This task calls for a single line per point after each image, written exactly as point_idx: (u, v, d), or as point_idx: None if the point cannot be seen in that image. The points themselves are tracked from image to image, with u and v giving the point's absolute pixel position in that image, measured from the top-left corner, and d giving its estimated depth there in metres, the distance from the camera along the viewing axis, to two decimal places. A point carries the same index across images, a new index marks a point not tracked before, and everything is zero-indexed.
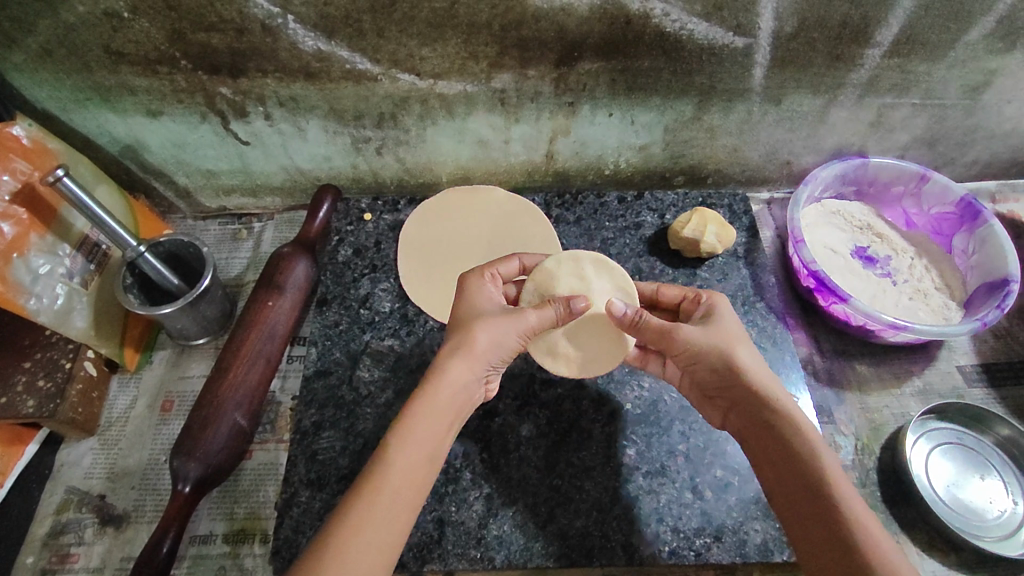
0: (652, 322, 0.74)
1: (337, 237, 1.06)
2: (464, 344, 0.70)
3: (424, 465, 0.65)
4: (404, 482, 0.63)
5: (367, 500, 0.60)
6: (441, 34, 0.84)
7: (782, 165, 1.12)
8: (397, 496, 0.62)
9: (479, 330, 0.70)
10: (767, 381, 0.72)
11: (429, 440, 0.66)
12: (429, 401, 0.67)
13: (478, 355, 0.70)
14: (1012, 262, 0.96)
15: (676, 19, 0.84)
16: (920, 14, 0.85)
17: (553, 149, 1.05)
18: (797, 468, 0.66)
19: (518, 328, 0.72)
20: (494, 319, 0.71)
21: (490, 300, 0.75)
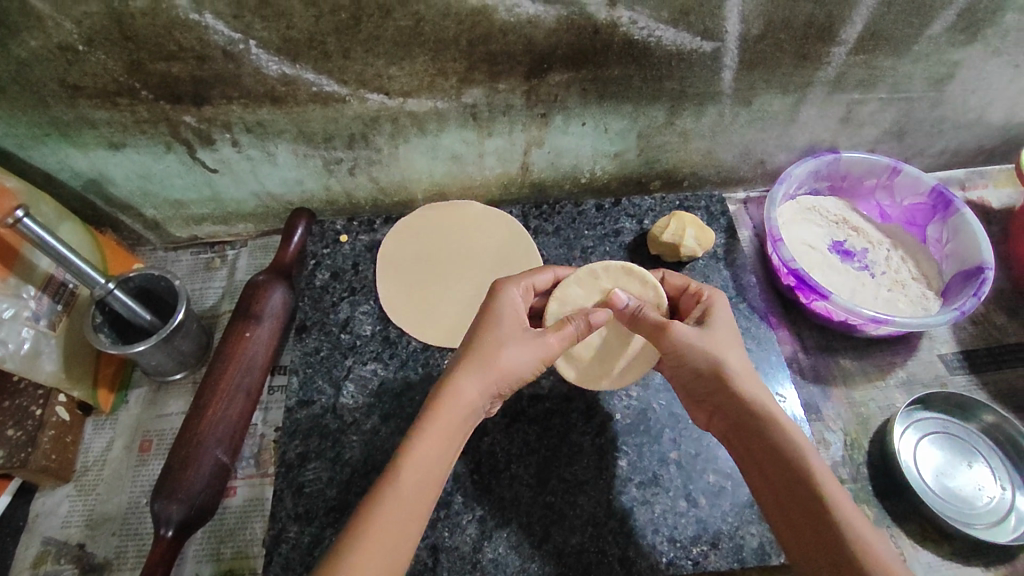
0: (648, 317, 0.77)
1: (313, 261, 1.04)
2: (484, 359, 0.72)
3: (432, 489, 0.66)
4: (411, 508, 0.64)
5: (372, 527, 0.61)
6: (408, 52, 0.84)
7: (756, 165, 1.11)
8: (402, 523, 0.62)
9: (502, 353, 0.72)
10: (755, 383, 0.72)
11: (441, 464, 0.67)
12: (443, 421, 0.69)
13: (497, 378, 0.72)
14: (985, 249, 0.97)
15: (644, 26, 0.84)
16: (883, 10, 0.86)
17: (528, 161, 1.04)
18: (788, 472, 0.66)
19: (538, 354, 0.74)
20: (520, 343, 0.73)
21: (513, 315, 0.76)
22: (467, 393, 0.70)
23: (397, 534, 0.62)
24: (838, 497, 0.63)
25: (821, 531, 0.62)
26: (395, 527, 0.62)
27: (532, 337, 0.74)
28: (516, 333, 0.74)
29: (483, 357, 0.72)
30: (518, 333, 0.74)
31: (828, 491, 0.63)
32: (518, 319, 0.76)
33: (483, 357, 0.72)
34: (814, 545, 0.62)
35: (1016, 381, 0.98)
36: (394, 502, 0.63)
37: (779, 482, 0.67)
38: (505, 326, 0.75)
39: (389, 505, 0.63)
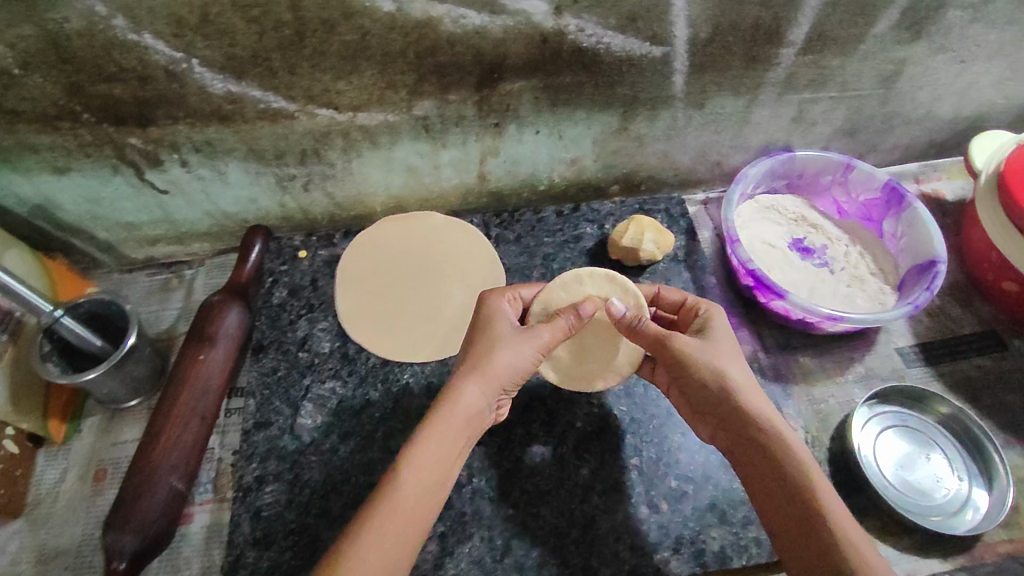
0: (649, 328, 0.77)
1: (271, 279, 1.04)
2: (483, 364, 0.73)
3: (432, 490, 0.67)
4: (411, 510, 0.65)
5: (369, 531, 0.63)
6: (356, 66, 0.83)
7: (712, 165, 1.11)
8: (402, 526, 0.64)
9: (497, 352, 0.74)
10: (760, 398, 0.73)
11: (442, 465, 0.69)
12: (444, 424, 0.70)
13: (496, 379, 0.73)
14: (938, 244, 0.98)
15: (592, 33, 0.83)
16: (828, 11, 0.86)
17: (485, 170, 1.04)
18: (792, 490, 0.67)
19: (535, 347, 0.76)
20: (515, 342, 0.75)
21: (506, 320, 0.79)
22: (468, 398, 0.72)
23: (398, 537, 0.64)
24: (842, 517, 0.64)
25: (824, 550, 0.63)
26: (394, 530, 0.63)
27: (527, 334, 0.76)
28: (510, 335, 0.76)
29: (480, 360, 0.74)
30: (511, 334, 0.76)
31: (833, 512, 0.64)
32: (511, 325, 0.78)
33: (481, 360, 0.74)
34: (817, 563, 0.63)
35: (971, 371, 1.00)
36: (395, 504, 0.65)
37: (783, 498, 0.67)
38: (501, 330, 0.77)
39: (389, 509, 0.64)
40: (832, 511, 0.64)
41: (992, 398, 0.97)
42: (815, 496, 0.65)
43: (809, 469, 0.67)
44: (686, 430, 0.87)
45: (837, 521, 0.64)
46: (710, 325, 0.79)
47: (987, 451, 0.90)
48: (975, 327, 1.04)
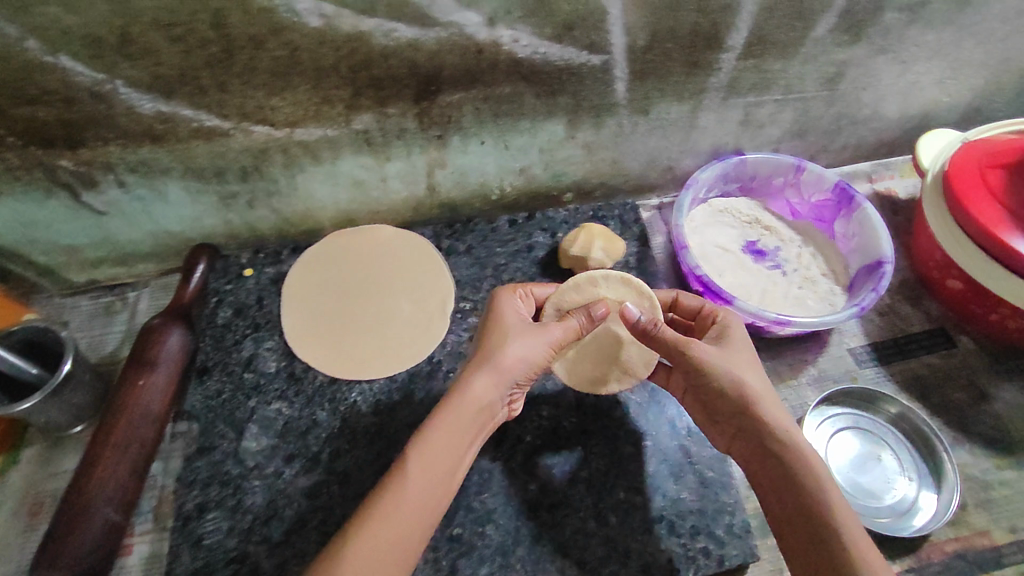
0: (665, 334, 0.75)
1: (216, 299, 1.03)
2: (493, 357, 0.76)
3: (438, 480, 0.70)
4: (416, 502, 0.67)
5: (374, 522, 0.65)
6: (288, 82, 0.82)
7: (664, 171, 1.10)
8: (406, 516, 0.66)
9: (509, 346, 0.76)
10: (777, 409, 0.73)
11: (449, 455, 0.71)
12: (453, 416, 0.72)
13: (507, 372, 0.75)
14: (885, 244, 0.98)
15: (527, 44, 0.82)
16: (766, 15, 0.85)
17: (433, 182, 1.02)
18: (805, 500, 0.67)
19: (545, 343, 0.78)
20: (525, 337, 0.77)
21: (519, 315, 0.81)
22: (478, 390, 0.74)
23: (401, 528, 0.66)
24: (854, 530, 0.64)
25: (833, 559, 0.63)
26: (397, 519, 0.66)
27: (537, 331, 0.78)
28: (523, 331, 0.78)
29: (492, 354, 0.76)
30: (522, 329, 0.78)
31: (845, 523, 0.64)
32: (521, 320, 0.80)
33: (493, 354, 0.76)
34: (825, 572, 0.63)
35: (920, 370, 1.00)
36: (401, 495, 0.67)
37: (794, 506, 0.68)
38: (515, 325, 0.79)
39: (397, 500, 0.66)
40: (844, 522, 0.64)
41: (941, 397, 0.97)
42: (827, 506, 0.65)
43: (823, 479, 0.67)
44: (635, 441, 0.88)
45: (849, 532, 0.64)
46: (726, 328, 0.81)
47: (936, 452, 0.90)
48: (925, 325, 1.05)
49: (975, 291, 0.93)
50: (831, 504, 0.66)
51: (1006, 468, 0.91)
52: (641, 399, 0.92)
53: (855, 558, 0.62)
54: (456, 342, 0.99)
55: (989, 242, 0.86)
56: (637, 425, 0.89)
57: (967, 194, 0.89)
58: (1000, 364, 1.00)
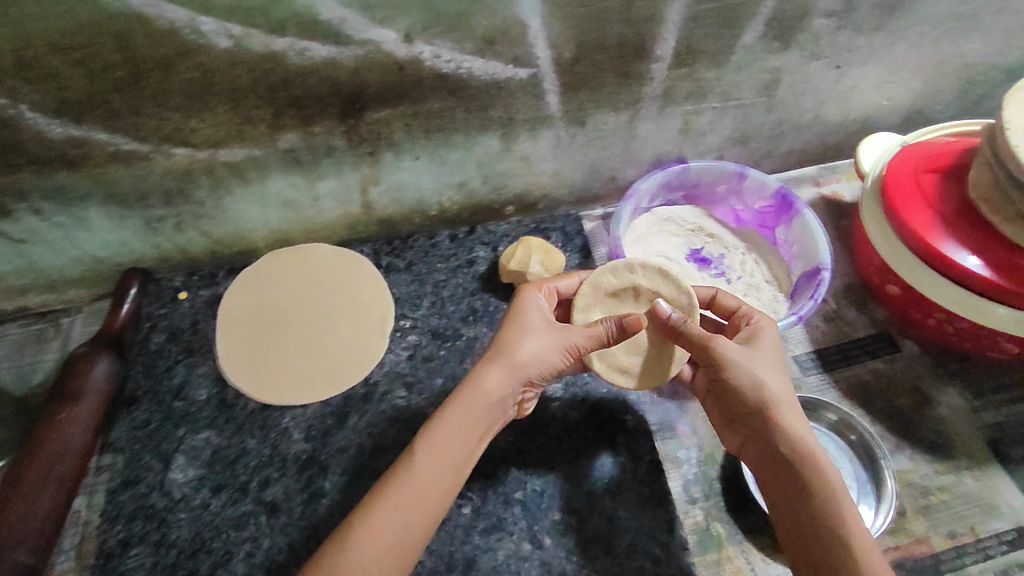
0: (691, 331, 0.76)
1: (149, 324, 1.04)
2: (505, 354, 0.78)
3: (452, 472, 0.73)
4: (427, 492, 0.71)
5: (386, 513, 0.68)
6: (205, 104, 0.80)
7: (607, 181, 1.09)
8: (418, 507, 0.70)
9: (526, 344, 0.79)
10: (795, 415, 0.73)
11: (462, 448, 0.74)
12: (467, 411, 0.76)
13: (518, 370, 0.78)
14: (823, 252, 0.98)
15: (450, 59, 0.80)
16: (691, 25, 0.83)
17: (367, 199, 1.01)
18: (812, 508, 0.68)
19: (563, 344, 0.79)
20: (540, 336, 0.79)
21: (541, 311, 0.82)
22: (488, 386, 0.77)
23: (412, 519, 0.69)
24: (860, 540, 0.65)
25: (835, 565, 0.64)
26: (409, 509, 0.69)
27: (554, 331, 0.80)
28: (541, 328, 0.80)
29: (510, 351, 0.78)
30: (541, 329, 0.80)
31: (851, 534, 0.65)
32: (541, 317, 0.82)
33: (507, 352, 0.78)
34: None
35: (863, 375, 1.00)
36: (414, 486, 0.70)
37: (801, 511, 0.69)
38: (534, 322, 0.81)
39: (412, 491, 0.70)
40: (850, 533, 0.65)
41: (885, 402, 0.97)
42: (834, 515, 0.66)
43: (834, 489, 0.68)
44: (573, 459, 0.89)
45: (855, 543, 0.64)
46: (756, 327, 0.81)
47: (876, 459, 0.90)
48: (869, 329, 1.04)
49: (911, 297, 0.92)
50: (840, 515, 0.66)
51: (946, 473, 0.91)
52: (579, 415, 0.93)
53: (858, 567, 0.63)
54: (394, 362, 0.99)
55: (920, 247, 0.85)
56: (575, 442, 0.90)
57: (898, 199, 0.88)
58: (943, 367, 1.00)
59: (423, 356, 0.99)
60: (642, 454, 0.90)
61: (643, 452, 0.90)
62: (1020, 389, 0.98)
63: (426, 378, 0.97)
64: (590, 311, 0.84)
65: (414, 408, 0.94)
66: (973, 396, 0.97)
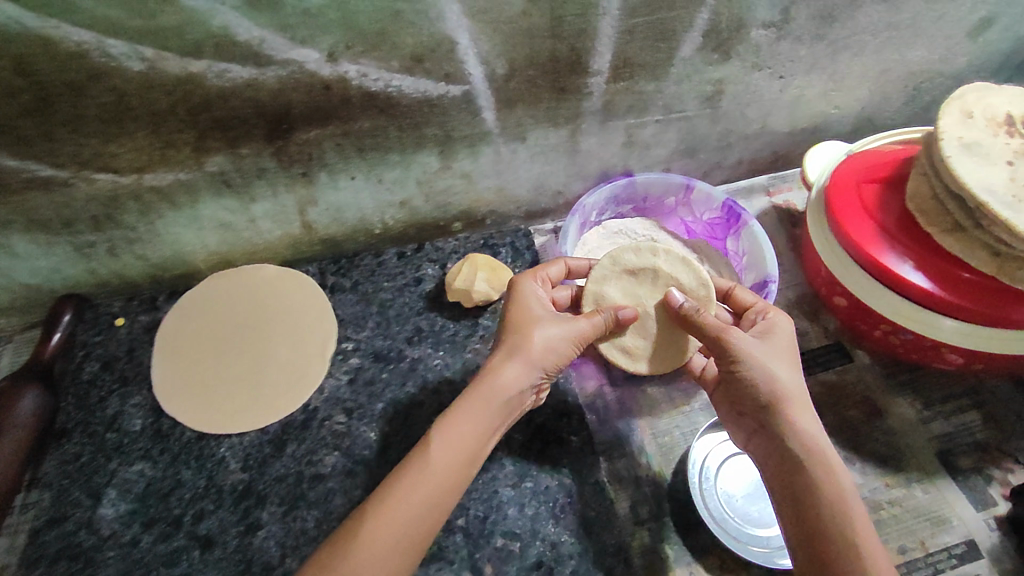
0: (706, 320, 0.76)
1: (82, 352, 1.02)
2: (521, 344, 0.76)
3: (458, 469, 0.69)
4: (435, 489, 0.67)
5: (386, 511, 0.65)
6: (122, 128, 0.77)
7: (554, 195, 1.08)
8: (421, 506, 0.66)
9: (535, 333, 0.77)
10: (806, 414, 0.69)
11: (471, 443, 0.71)
12: (480, 403, 0.72)
13: (533, 361, 0.75)
14: (771, 262, 0.96)
15: (377, 78, 0.78)
16: (626, 38, 0.81)
17: (307, 219, 0.99)
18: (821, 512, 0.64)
19: (572, 334, 0.78)
20: (551, 326, 0.77)
21: (542, 302, 0.81)
22: (504, 378, 0.74)
23: (412, 520, 0.65)
24: (873, 548, 0.61)
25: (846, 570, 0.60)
26: (411, 507, 0.65)
27: (565, 322, 0.78)
28: (551, 318, 0.79)
29: (522, 338, 0.76)
30: (552, 318, 0.79)
31: (863, 539, 0.61)
32: (546, 307, 0.80)
33: (522, 341, 0.76)
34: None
35: (816, 388, 0.99)
36: (415, 483, 0.67)
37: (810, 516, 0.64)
38: (541, 312, 0.80)
39: (414, 487, 0.66)
40: (862, 538, 0.61)
41: (836, 415, 0.96)
42: (844, 520, 0.62)
43: (846, 492, 0.64)
44: (516, 483, 0.90)
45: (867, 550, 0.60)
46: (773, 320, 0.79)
47: None
48: (824, 340, 1.03)
49: (858, 309, 0.91)
50: (850, 519, 0.62)
51: (897, 486, 0.90)
52: (524, 438, 0.94)
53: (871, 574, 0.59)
54: (334, 388, 0.98)
55: (862, 258, 0.84)
56: (519, 465, 0.92)
57: (841, 210, 0.87)
58: (894, 377, 0.99)
59: (365, 379, 0.99)
60: (586, 475, 0.91)
61: (587, 473, 0.91)
62: (969, 398, 0.97)
63: (368, 403, 0.97)
64: (604, 284, 0.87)
65: (355, 433, 0.94)
66: (923, 406, 0.97)
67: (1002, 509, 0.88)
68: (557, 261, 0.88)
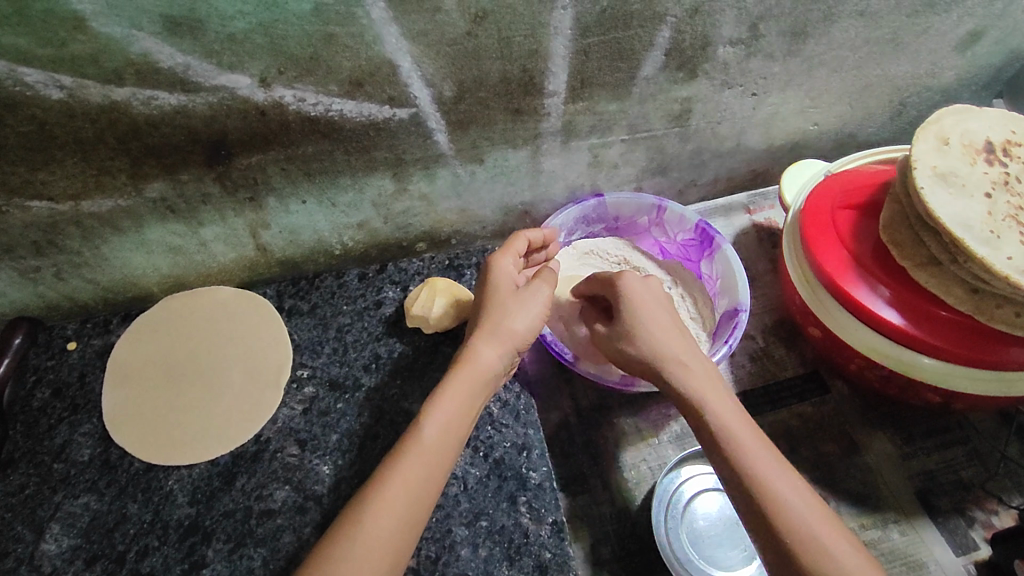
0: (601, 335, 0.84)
1: (34, 377, 0.98)
2: (492, 329, 0.79)
3: (452, 444, 0.72)
4: (429, 467, 0.69)
5: (387, 492, 0.66)
6: (50, 156, 0.73)
7: (521, 215, 1.04)
8: (419, 482, 0.68)
9: (510, 318, 0.79)
10: (699, 373, 0.75)
11: (462, 419, 0.73)
12: (463, 383, 0.75)
13: (509, 340, 0.78)
14: (742, 290, 0.92)
15: (316, 102, 0.74)
16: (582, 58, 0.77)
17: (261, 242, 0.95)
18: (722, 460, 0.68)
19: (537, 310, 0.81)
20: (519, 308, 0.80)
21: (508, 279, 0.83)
22: (486, 358, 0.77)
23: (413, 499, 0.67)
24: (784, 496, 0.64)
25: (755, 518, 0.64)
26: (413, 484, 0.67)
27: (530, 304, 0.81)
28: (514, 300, 0.81)
29: (497, 321, 0.79)
30: (517, 300, 0.81)
31: (783, 510, 0.63)
32: (509, 286, 0.82)
33: (498, 323, 0.79)
34: (758, 537, 0.64)
35: (791, 421, 0.94)
36: (415, 463, 0.68)
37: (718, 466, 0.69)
38: (506, 296, 0.81)
39: (410, 468, 0.68)
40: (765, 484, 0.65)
41: (812, 449, 0.91)
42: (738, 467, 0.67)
43: (750, 452, 0.67)
44: (470, 521, 0.85)
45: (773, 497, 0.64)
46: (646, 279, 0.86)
47: None
48: (799, 369, 0.98)
49: (830, 341, 0.85)
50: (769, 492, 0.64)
51: (873, 527, 0.86)
52: (480, 473, 0.88)
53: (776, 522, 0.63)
54: (287, 417, 0.94)
55: (833, 289, 0.79)
56: (474, 502, 0.86)
57: (813, 237, 0.82)
58: (874, 410, 0.94)
59: (320, 409, 0.94)
60: (545, 515, 0.85)
61: (546, 512, 0.86)
62: (951, 433, 0.93)
63: (322, 435, 0.92)
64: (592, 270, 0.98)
65: (307, 467, 0.90)
66: (903, 441, 0.92)
67: (983, 553, 0.84)
68: (520, 234, 0.88)
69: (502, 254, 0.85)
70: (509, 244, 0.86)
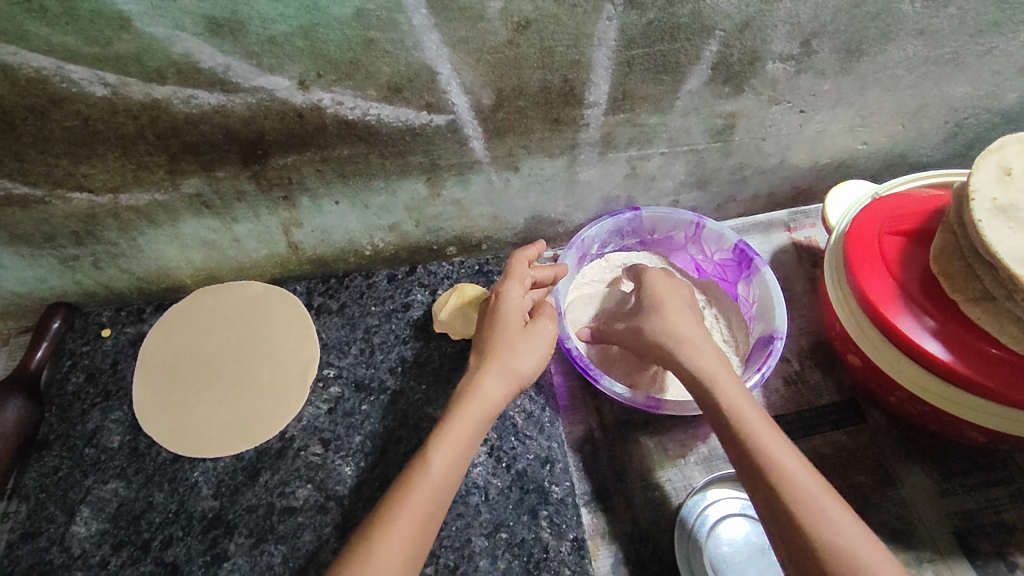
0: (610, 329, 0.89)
1: (69, 361, 0.99)
2: (499, 363, 0.77)
3: (455, 475, 0.71)
4: (433, 497, 0.68)
5: (391, 522, 0.66)
6: (92, 150, 0.74)
7: (553, 224, 1.02)
8: (425, 517, 0.67)
9: (516, 358, 0.77)
10: (710, 357, 0.75)
11: (466, 450, 0.72)
12: (469, 412, 0.74)
13: (516, 379, 0.77)
14: (779, 316, 0.89)
15: (354, 106, 0.74)
16: (625, 70, 0.75)
17: (293, 240, 0.96)
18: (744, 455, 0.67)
19: (542, 344, 0.80)
20: (526, 344, 0.79)
21: (518, 307, 0.81)
22: (490, 390, 0.75)
23: (416, 527, 0.66)
24: (806, 487, 0.62)
25: (769, 501, 0.63)
26: (422, 516, 0.67)
27: (533, 336, 0.80)
28: (523, 334, 0.79)
29: (503, 353, 0.78)
30: (519, 333, 0.79)
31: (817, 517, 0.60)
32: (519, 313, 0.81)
33: (505, 355, 0.77)
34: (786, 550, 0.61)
35: (823, 448, 0.91)
36: (420, 497, 0.68)
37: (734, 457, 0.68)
38: (515, 333, 0.79)
39: (417, 500, 0.67)
40: (791, 481, 0.62)
41: (845, 478, 0.88)
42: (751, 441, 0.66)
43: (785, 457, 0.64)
44: (490, 533, 0.84)
45: (786, 472, 0.63)
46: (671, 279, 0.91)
47: None
48: (835, 396, 0.95)
49: (870, 371, 0.82)
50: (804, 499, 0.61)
51: (905, 565, 0.82)
52: (502, 484, 0.87)
53: (789, 496, 0.61)
54: (312, 416, 0.94)
55: (876, 318, 0.76)
56: (494, 513, 0.85)
57: (856, 262, 0.79)
58: (912, 442, 0.91)
59: (345, 410, 0.94)
60: (566, 531, 0.84)
61: (567, 528, 0.84)
62: (994, 471, 0.88)
63: (345, 435, 0.92)
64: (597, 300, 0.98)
65: (330, 467, 0.90)
66: (942, 477, 0.88)
67: None
68: (520, 256, 0.86)
69: (510, 286, 0.83)
70: (512, 270, 0.85)
